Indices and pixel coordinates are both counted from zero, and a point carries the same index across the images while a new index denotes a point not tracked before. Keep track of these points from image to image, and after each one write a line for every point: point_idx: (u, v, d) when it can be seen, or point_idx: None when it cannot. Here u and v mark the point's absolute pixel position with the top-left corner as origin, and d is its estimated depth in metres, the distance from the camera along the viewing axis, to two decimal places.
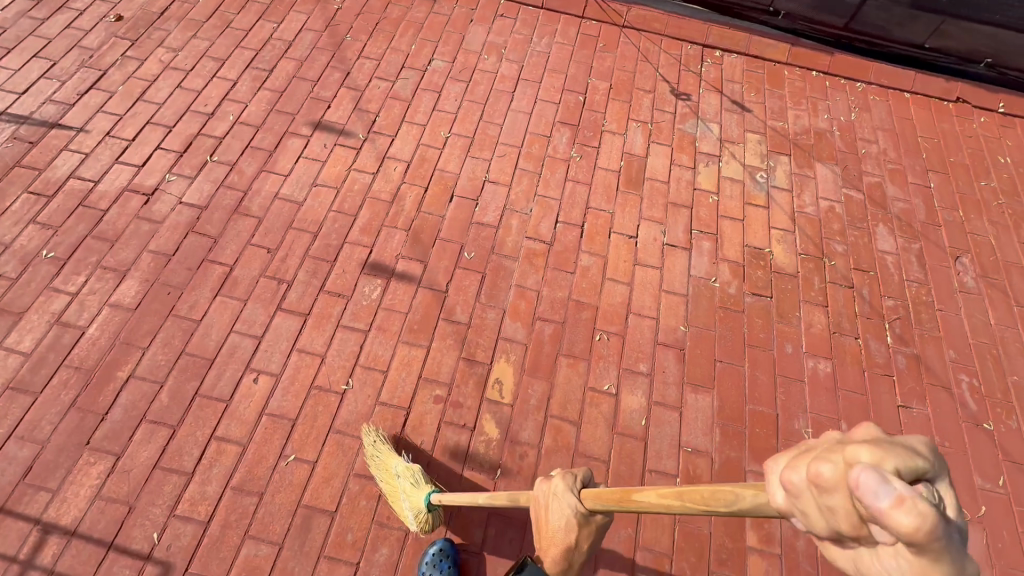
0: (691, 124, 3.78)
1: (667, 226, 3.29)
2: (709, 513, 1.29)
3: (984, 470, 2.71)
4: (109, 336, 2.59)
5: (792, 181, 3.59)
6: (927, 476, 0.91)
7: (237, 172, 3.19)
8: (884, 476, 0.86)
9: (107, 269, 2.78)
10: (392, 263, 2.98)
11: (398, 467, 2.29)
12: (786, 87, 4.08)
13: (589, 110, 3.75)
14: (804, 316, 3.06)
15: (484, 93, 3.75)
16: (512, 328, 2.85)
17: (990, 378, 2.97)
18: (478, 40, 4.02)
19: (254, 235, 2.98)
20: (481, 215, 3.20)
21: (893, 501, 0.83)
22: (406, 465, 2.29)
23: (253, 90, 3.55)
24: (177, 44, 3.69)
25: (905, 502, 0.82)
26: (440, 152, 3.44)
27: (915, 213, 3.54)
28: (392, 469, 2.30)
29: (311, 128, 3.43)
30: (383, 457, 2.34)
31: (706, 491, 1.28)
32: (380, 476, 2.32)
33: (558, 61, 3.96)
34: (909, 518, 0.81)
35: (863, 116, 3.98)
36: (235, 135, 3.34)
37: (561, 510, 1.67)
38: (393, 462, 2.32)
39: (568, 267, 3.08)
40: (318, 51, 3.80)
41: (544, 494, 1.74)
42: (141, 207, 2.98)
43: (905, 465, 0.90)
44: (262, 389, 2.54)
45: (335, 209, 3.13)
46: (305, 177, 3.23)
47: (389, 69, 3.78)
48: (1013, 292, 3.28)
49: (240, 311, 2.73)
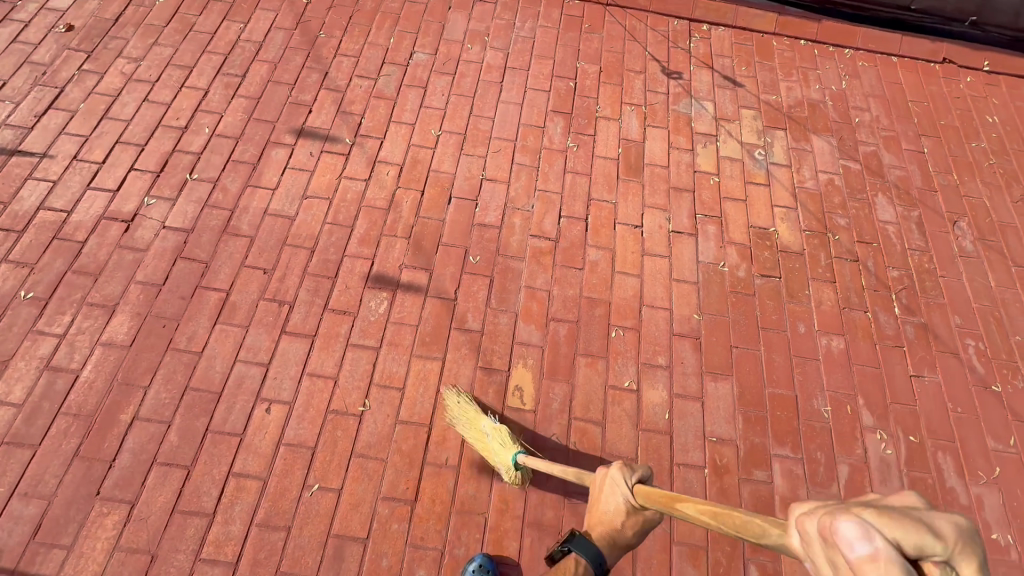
0: (685, 103, 3.70)
1: (671, 212, 3.24)
2: (739, 537, 1.51)
3: (995, 431, 2.77)
4: (105, 377, 2.45)
5: (790, 156, 3.56)
6: (931, 554, 1.12)
7: (220, 189, 3.01)
8: (867, 535, 1.13)
9: (94, 305, 2.62)
10: (396, 274, 2.88)
11: (487, 427, 2.39)
12: (776, 58, 4.01)
13: (581, 97, 3.64)
14: (814, 294, 3.07)
15: (471, 85, 3.60)
16: (526, 331, 2.79)
17: (995, 340, 3.03)
18: (459, 28, 3.84)
19: (247, 255, 2.83)
20: (482, 216, 3.11)
21: (867, 556, 1.11)
22: (493, 425, 2.39)
23: (227, 98, 3.34)
24: (137, 53, 3.44)
25: (874, 559, 1.10)
26: (432, 151, 3.31)
27: (911, 181, 3.55)
28: (481, 430, 2.40)
29: (294, 136, 3.25)
30: (473, 416, 2.45)
31: (738, 520, 1.51)
32: (469, 434, 2.43)
33: (544, 47, 3.82)
34: (874, 571, 1.09)
35: (854, 83, 3.95)
36: (213, 149, 3.15)
37: (613, 496, 1.81)
38: (483, 421, 2.42)
39: (576, 263, 3.01)
40: (292, 51, 3.59)
41: (600, 483, 1.88)
42: (122, 236, 2.81)
43: (903, 539, 1.13)
44: (276, 419, 2.45)
45: (330, 221, 3.00)
46: (294, 189, 3.07)
47: (369, 66, 3.60)
48: (1010, 253, 3.34)
49: (242, 339, 2.61)
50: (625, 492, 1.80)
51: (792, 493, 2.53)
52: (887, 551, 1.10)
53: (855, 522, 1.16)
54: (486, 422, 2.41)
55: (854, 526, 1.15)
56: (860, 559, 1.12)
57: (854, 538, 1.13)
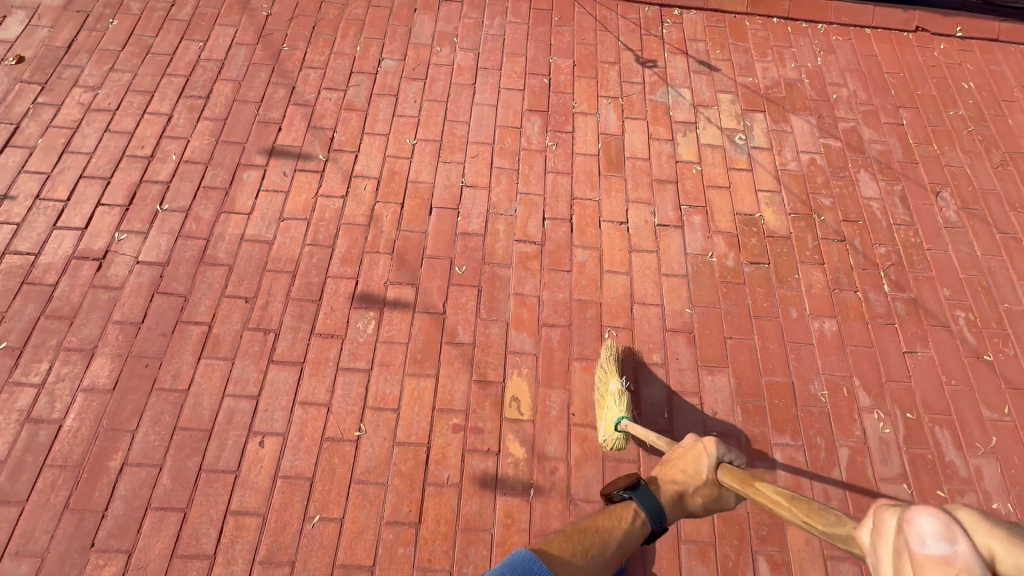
0: (662, 92, 3.64)
1: (656, 206, 3.21)
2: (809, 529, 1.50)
3: (990, 401, 2.79)
4: (90, 424, 2.38)
5: (770, 138, 3.52)
6: None
7: (193, 218, 2.92)
8: (949, 535, 0.96)
9: (72, 350, 2.54)
10: (382, 292, 2.82)
11: (614, 387, 2.51)
12: (750, 39, 3.96)
13: (557, 93, 3.57)
14: (803, 277, 3.05)
15: (443, 90, 3.51)
16: (518, 339, 2.75)
17: (984, 310, 3.04)
18: (426, 31, 3.74)
19: (227, 285, 2.76)
20: (465, 225, 3.05)
21: (939, 557, 0.95)
22: (620, 388, 2.50)
23: (192, 122, 3.23)
24: (94, 80, 3.32)
25: (947, 564, 0.94)
26: (409, 162, 3.23)
27: (892, 154, 3.54)
28: (608, 388, 2.52)
29: (265, 156, 3.16)
30: (606, 373, 2.58)
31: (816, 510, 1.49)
32: (598, 388, 2.58)
33: (514, 44, 3.73)
34: (941, 574, 0.94)
35: (829, 59, 3.91)
36: (182, 176, 3.05)
37: (699, 461, 1.82)
38: (612, 380, 2.54)
39: (564, 265, 2.97)
40: (256, 67, 3.48)
41: (687, 448, 1.90)
42: (95, 275, 2.72)
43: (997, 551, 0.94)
44: (271, 452, 2.40)
45: (310, 242, 2.92)
46: (270, 212, 2.98)
47: (337, 77, 3.49)
48: (994, 220, 3.34)
49: (229, 372, 2.55)
50: (711, 464, 1.80)
51: (795, 481, 2.54)
52: (970, 559, 0.93)
53: (940, 520, 0.98)
54: (615, 383, 2.53)
55: (934, 522, 0.98)
56: (929, 557, 0.96)
57: (929, 534, 0.97)
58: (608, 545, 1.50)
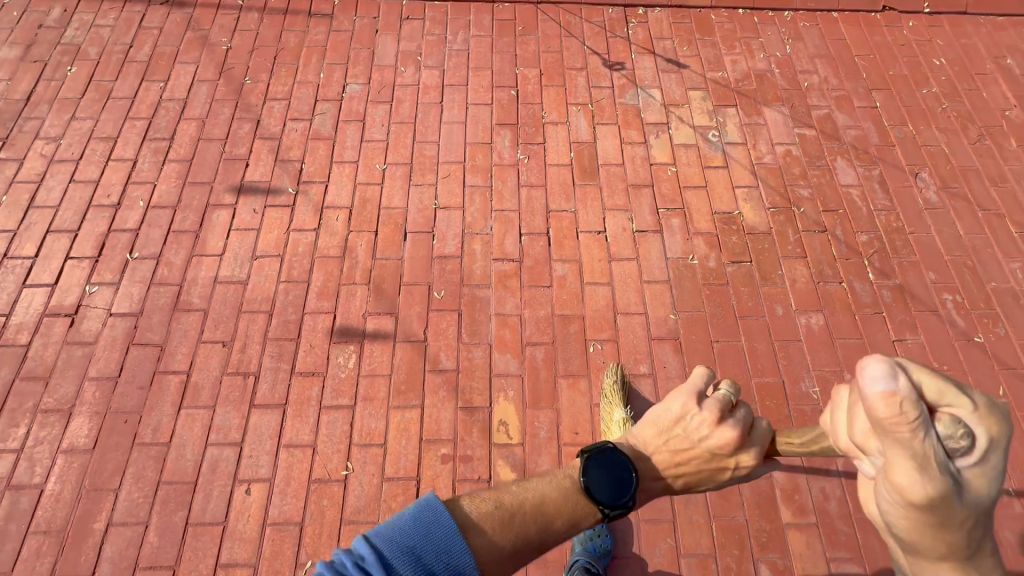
0: (632, 95, 3.60)
1: (632, 211, 3.17)
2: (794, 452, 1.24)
3: (984, 384, 2.75)
4: (72, 487, 2.34)
5: (744, 132, 3.48)
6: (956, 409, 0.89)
7: (165, 264, 2.88)
8: (892, 372, 0.89)
9: (49, 411, 2.50)
10: (361, 324, 2.78)
11: (619, 416, 2.44)
12: (717, 32, 3.93)
13: (525, 104, 3.53)
14: (787, 273, 3.01)
15: (410, 110, 3.47)
16: (502, 361, 2.71)
17: (971, 290, 3.00)
18: (389, 52, 3.70)
19: (203, 330, 2.72)
20: (441, 247, 3.01)
21: (884, 394, 0.88)
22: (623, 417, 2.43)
23: (158, 165, 3.19)
24: (56, 131, 3.27)
25: (892, 399, 0.87)
26: (380, 187, 3.19)
27: (868, 138, 3.50)
28: (613, 418, 2.46)
29: (234, 194, 3.12)
30: (611, 401, 2.52)
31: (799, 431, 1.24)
32: (603, 421, 2.53)
33: (479, 58, 3.69)
34: (888, 408, 0.87)
35: (798, 46, 3.87)
36: (151, 222, 3.01)
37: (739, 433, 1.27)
38: (616, 409, 2.48)
39: (544, 281, 2.93)
40: (219, 103, 3.43)
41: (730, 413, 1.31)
42: (68, 332, 2.68)
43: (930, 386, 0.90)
44: (258, 499, 2.36)
45: (285, 278, 2.88)
46: (242, 251, 2.94)
47: (302, 107, 3.45)
48: (975, 197, 3.30)
49: (210, 420, 2.51)
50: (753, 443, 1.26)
51: (793, 483, 2.49)
52: (910, 393, 0.88)
53: (881, 359, 0.91)
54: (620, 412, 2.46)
55: (880, 364, 0.91)
56: (875, 400, 0.89)
57: (875, 373, 0.90)
58: (551, 525, 1.12)
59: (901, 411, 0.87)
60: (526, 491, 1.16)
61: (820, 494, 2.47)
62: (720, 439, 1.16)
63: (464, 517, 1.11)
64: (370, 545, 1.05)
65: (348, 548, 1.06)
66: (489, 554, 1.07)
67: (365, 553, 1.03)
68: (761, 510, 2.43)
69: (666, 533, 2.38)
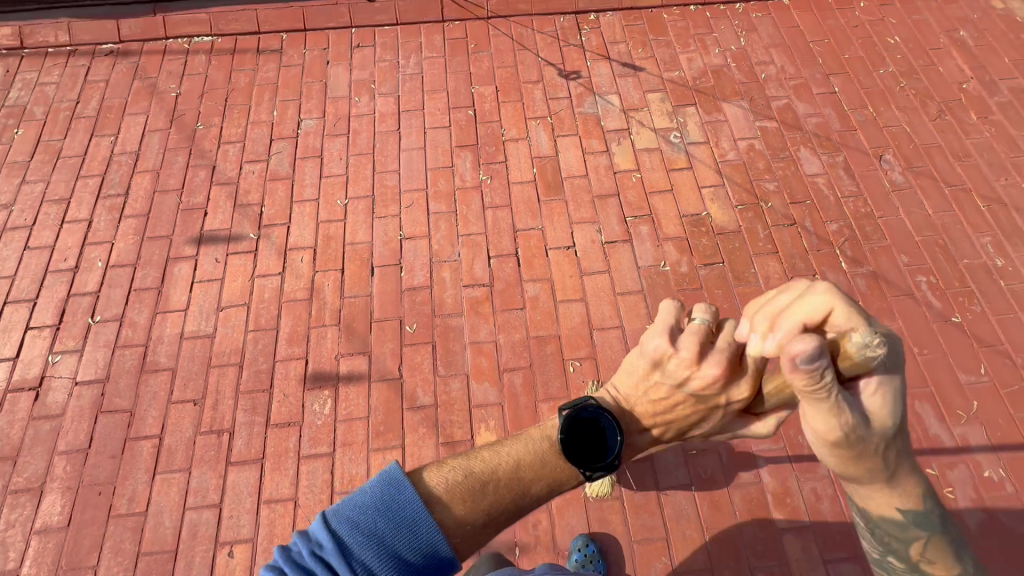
0: (590, 103, 3.57)
1: (600, 222, 3.13)
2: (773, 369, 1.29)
3: (966, 364, 2.73)
4: (49, 568, 2.28)
5: (705, 130, 3.46)
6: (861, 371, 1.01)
7: (128, 325, 2.82)
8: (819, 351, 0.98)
9: (20, 491, 2.43)
10: (334, 367, 2.73)
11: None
12: (670, 31, 3.90)
13: (484, 123, 3.49)
14: (760, 270, 2.99)
15: (368, 141, 3.42)
16: (480, 391, 2.67)
17: (944, 270, 2.99)
18: (342, 82, 3.64)
19: (173, 389, 2.66)
20: (409, 279, 2.96)
21: (802, 371, 0.98)
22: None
23: (114, 222, 3.13)
24: (6, 198, 3.20)
25: (809, 375, 0.98)
26: (343, 223, 3.14)
27: (829, 125, 3.48)
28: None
29: (195, 245, 3.06)
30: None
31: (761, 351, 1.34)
32: None
33: (433, 80, 3.65)
34: (805, 381, 0.99)
35: (752, 38, 3.86)
36: (111, 283, 2.94)
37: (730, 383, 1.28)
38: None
39: (516, 303, 2.89)
40: (172, 152, 3.37)
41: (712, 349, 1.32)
42: (33, 406, 2.61)
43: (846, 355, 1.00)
44: (242, 561, 2.30)
45: (253, 327, 2.83)
46: (207, 304, 2.89)
47: (257, 148, 3.40)
48: (940, 174, 3.29)
49: (187, 483, 2.45)
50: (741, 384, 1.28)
51: (784, 486, 2.46)
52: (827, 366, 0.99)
53: (813, 339, 0.98)
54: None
55: (810, 345, 0.97)
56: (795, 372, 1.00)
57: (804, 353, 0.98)
58: (528, 491, 1.20)
59: (816, 383, 0.99)
60: (499, 455, 1.24)
61: (812, 494, 2.44)
62: (703, 378, 1.24)
63: (427, 491, 1.17)
64: (332, 530, 1.10)
65: (307, 533, 1.11)
66: (459, 526, 1.14)
67: (324, 540, 1.09)
68: (753, 517, 2.40)
69: (660, 551, 2.35)
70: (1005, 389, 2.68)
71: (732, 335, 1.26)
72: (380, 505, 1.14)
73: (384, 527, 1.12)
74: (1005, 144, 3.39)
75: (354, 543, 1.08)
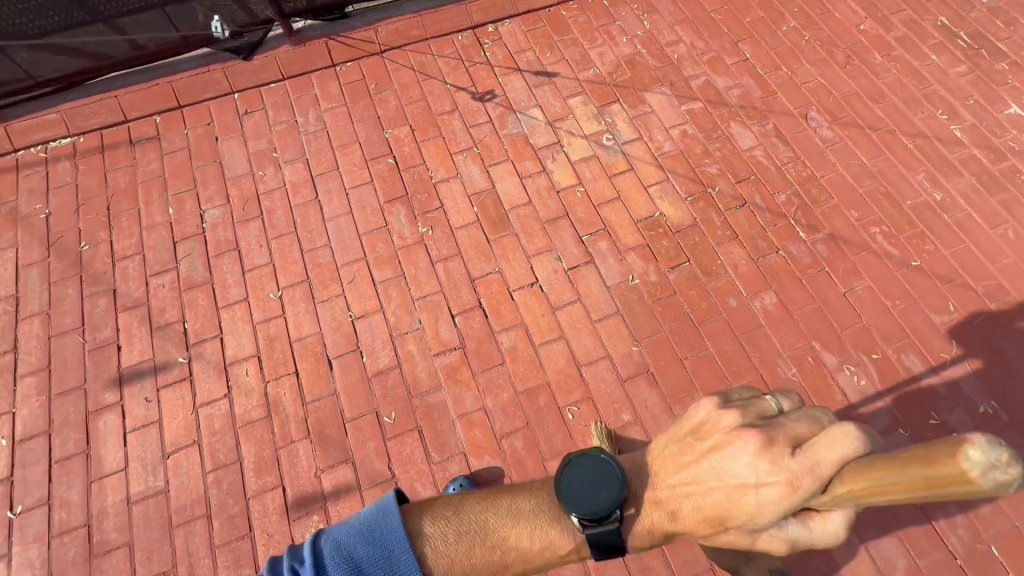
0: (513, 122, 3.37)
1: (557, 249, 2.97)
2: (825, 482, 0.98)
3: (936, 305, 2.81)
4: None
5: (636, 126, 3.35)
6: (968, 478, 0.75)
7: (61, 507, 2.40)
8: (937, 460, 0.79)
9: None
10: (317, 486, 2.44)
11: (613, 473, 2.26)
12: (573, 28, 3.74)
13: (408, 169, 3.22)
14: (726, 260, 2.93)
15: (286, 218, 3.07)
16: (484, 467, 2.48)
17: (893, 216, 3.04)
18: (239, 158, 3.25)
19: (136, 569, 2.29)
20: (374, 363, 2.69)
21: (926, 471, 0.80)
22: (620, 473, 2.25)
23: (9, 387, 2.65)
24: None
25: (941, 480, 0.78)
26: (283, 318, 2.80)
27: (751, 94, 3.46)
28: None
29: (116, 389, 2.64)
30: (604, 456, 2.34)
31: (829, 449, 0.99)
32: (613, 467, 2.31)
33: (341, 134, 3.33)
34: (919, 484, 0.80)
35: (655, 19, 3.77)
36: (25, 461, 2.49)
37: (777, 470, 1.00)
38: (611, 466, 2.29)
39: (495, 359, 2.69)
40: (59, 285, 2.89)
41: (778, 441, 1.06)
42: None
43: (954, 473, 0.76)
44: None
45: (211, 467, 2.47)
46: (149, 454, 2.50)
47: (160, 256, 2.97)
48: (864, 121, 3.35)
49: None
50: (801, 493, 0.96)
51: None
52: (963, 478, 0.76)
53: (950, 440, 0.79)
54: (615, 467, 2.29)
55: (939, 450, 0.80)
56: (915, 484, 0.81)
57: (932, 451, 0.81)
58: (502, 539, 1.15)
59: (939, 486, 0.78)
60: (501, 498, 1.21)
61: None
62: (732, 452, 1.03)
63: (415, 523, 1.16)
64: (317, 550, 1.11)
65: (299, 548, 1.13)
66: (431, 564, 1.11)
67: (305, 557, 1.09)
68: None
69: None
70: (975, 321, 2.78)
71: (800, 429, 1.02)
72: (367, 533, 1.13)
73: (364, 554, 1.10)
74: (912, 77, 3.49)
75: (330, 563, 1.08)
